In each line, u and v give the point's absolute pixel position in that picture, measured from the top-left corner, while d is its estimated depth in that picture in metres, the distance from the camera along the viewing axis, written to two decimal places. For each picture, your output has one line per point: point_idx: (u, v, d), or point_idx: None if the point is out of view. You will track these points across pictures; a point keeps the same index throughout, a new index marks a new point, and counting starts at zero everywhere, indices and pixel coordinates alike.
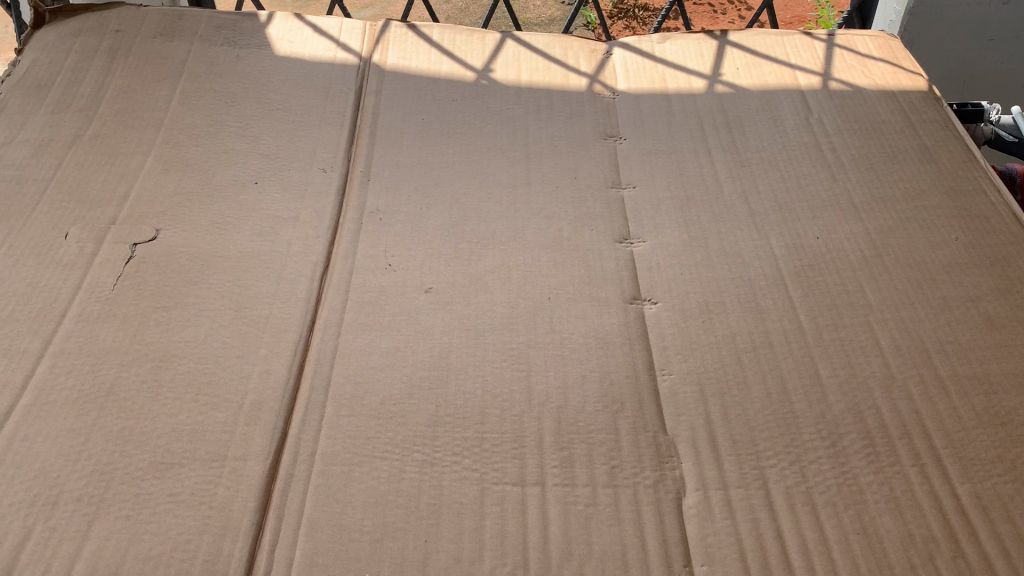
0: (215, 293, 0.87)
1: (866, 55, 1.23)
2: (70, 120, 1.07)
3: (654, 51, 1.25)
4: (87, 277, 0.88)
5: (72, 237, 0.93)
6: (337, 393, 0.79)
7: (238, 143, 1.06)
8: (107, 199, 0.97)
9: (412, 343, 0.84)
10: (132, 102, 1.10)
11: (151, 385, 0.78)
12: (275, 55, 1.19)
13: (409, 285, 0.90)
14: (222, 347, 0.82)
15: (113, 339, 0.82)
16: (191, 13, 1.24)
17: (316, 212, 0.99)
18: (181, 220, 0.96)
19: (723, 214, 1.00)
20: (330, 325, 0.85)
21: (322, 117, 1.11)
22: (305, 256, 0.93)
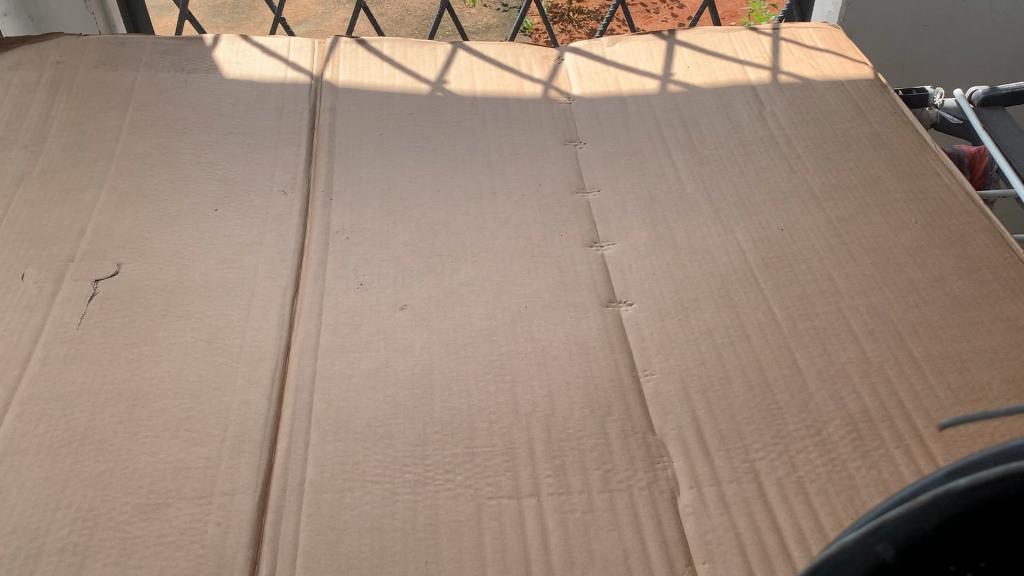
0: (185, 326, 0.85)
1: (812, 47, 1.26)
2: (17, 157, 1.04)
3: (605, 54, 1.25)
4: (50, 318, 0.86)
5: (30, 277, 0.90)
6: (321, 418, 0.78)
7: (195, 171, 1.04)
8: (63, 236, 0.95)
9: (392, 362, 0.83)
10: (80, 135, 1.07)
11: (127, 425, 0.76)
12: (225, 78, 1.17)
13: (383, 303, 0.90)
14: (197, 380, 0.80)
15: (83, 380, 0.80)
16: (133, 40, 1.21)
17: (281, 235, 0.97)
18: (142, 253, 0.93)
19: (688, 212, 1.01)
20: (306, 350, 0.84)
21: (278, 139, 1.09)
22: (274, 281, 0.91)
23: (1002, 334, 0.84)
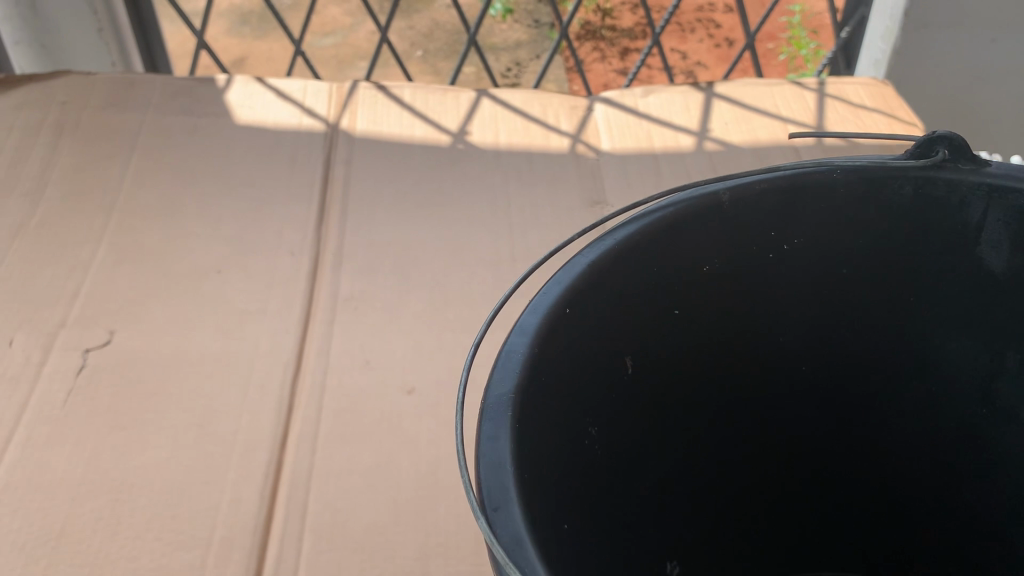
0: (177, 407, 0.80)
1: (860, 105, 1.18)
2: (15, 207, 0.99)
3: (637, 106, 1.19)
4: (34, 393, 0.80)
5: (18, 344, 0.84)
6: (316, 522, 0.71)
7: (200, 227, 0.99)
8: (55, 297, 0.90)
9: (396, 456, 0.77)
10: (83, 183, 1.03)
11: (107, 522, 0.70)
12: (236, 124, 1.12)
13: (390, 385, 0.83)
14: (186, 471, 0.75)
15: (65, 467, 0.74)
16: (143, 79, 1.17)
17: (286, 303, 0.91)
18: (138, 319, 0.88)
19: None
20: (305, 438, 0.78)
21: (289, 192, 1.04)
22: (275, 356, 0.86)
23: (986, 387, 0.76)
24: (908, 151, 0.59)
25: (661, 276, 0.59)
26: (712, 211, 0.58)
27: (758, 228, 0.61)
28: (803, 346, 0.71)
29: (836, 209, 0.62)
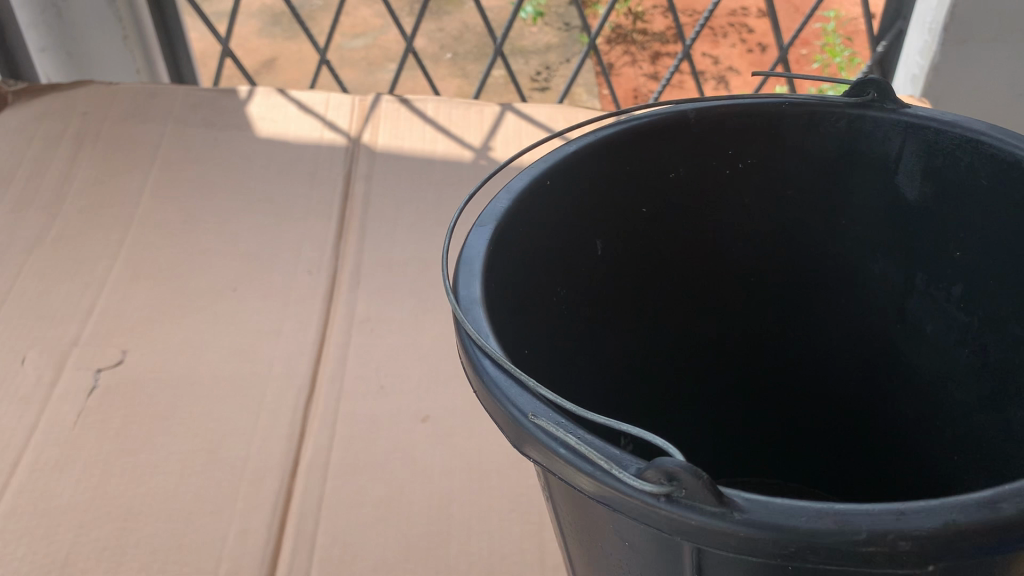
0: (188, 431, 0.78)
1: None
2: (33, 220, 0.99)
3: None
4: (45, 414, 0.79)
5: (30, 362, 0.83)
6: (324, 557, 0.70)
7: (217, 244, 0.98)
8: (69, 314, 0.89)
9: (408, 489, 0.75)
10: (101, 197, 1.02)
11: (112, 552, 0.69)
12: (256, 137, 1.11)
13: (404, 413, 0.82)
14: (194, 500, 0.73)
15: (72, 493, 0.73)
16: (164, 89, 1.17)
17: (300, 324, 0.90)
18: (151, 338, 0.87)
19: None
20: (315, 468, 0.76)
21: (308, 208, 1.02)
22: (288, 379, 0.84)
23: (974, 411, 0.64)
24: (839, 95, 0.55)
25: (613, 197, 0.56)
26: (674, 131, 0.55)
27: (741, 149, 0.58)
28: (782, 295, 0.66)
29: (795, 146, 0.58)
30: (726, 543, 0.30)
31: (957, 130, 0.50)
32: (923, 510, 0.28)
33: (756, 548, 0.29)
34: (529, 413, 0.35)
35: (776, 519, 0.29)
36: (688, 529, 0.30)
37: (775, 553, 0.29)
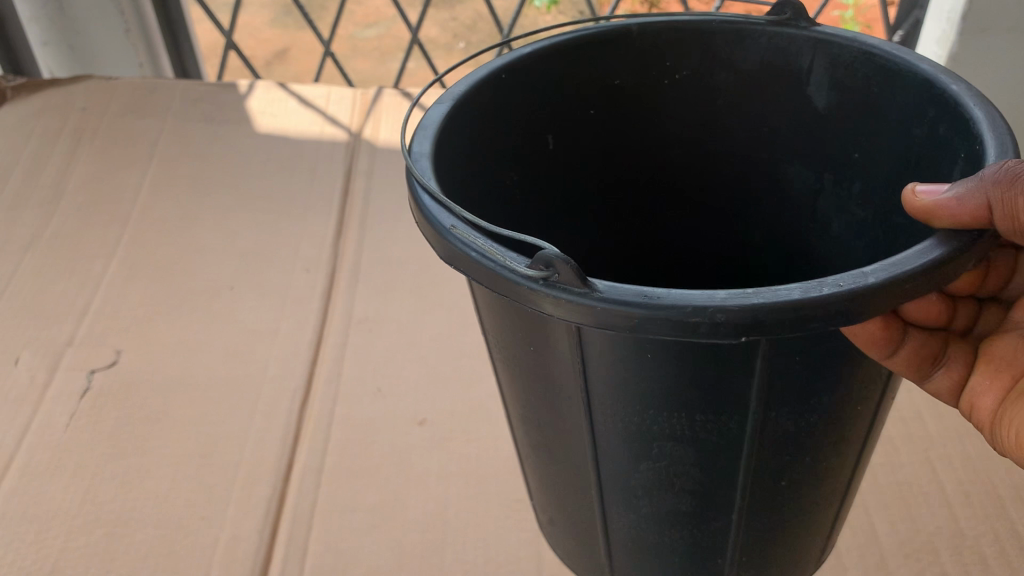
0: (181, 434, 0.77)
1: None
2: (29, 218, 0.98)
3: None
4: (37, 416, 0.78)
5: (23, 362, 0.82)
6: (316, 565, 0.68)
7: (215, 242, 0.97)
8: (65, 314, 0.88)
9: (402, 495, 0.73)
10: (100, 194, 1.01)
11: (100, 559, 0.67)
12: (256, 131, 1.10)
13: (401, 416, 0.80)
14: (185, 505, 0.72)
15: (62, 497, 0.72)
16: (164, 85, 1.17)
17: (298, 323, 0.88)
18: (146, 338, 0.86)
19: None
20: (309, 473, 0.75)
21: (307, 205, 1.01)
22: (284, 381, 0.83)
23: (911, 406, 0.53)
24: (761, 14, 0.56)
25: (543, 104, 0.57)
26: (616, 44, 0.57)
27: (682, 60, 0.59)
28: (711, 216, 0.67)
29: (719, 61, 0.59)
30: (596, 319, 0.35)
31: (857, 45, 0.52)
32: (757, 293, 0.34)
33: (612, 319, 0.35)
34: (445, 220, 0.40)
35: (627, 298, 0.35)
36: (565, 308, 0.36)
37: (630, 325, 0.35)
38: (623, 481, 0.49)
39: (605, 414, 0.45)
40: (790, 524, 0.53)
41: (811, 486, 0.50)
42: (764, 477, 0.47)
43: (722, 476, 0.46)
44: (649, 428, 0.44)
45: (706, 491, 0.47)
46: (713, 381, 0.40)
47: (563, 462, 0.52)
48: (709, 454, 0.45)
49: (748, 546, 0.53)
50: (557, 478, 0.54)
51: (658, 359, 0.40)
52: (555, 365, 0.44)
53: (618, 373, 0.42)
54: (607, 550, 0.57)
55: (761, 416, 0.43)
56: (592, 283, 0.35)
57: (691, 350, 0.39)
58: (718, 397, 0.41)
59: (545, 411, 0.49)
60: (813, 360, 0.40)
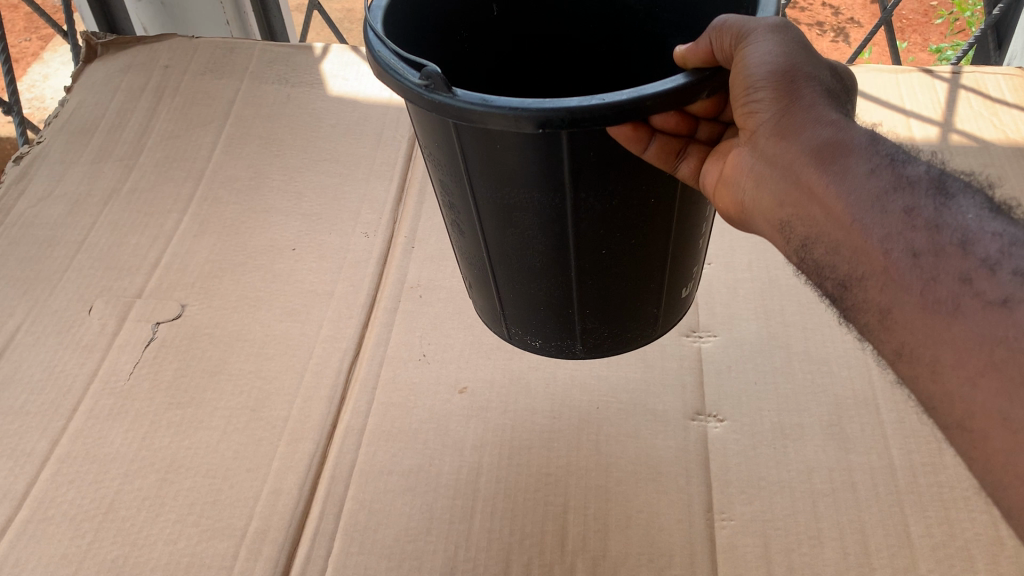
0: (235, 388, 0.81)
1: (998, 99, 1.09)
2: (110, 171, 1.03)
3: None
4: (105, 363, 0.83)
5: (96, 311, 0.87)
6: (350, 523, 0.71)
7: (279, 201, 1.00)
8: (137, 266, 0.92)
9: (438, 460, 0.75)
10: (175, 150, 1.06)
11: (152, 502, 0.72)
12: (327, 95, 1.14)
13: (443, 383, 0.82)
14: (233, 457, 0.75)
15: (122, 441, 0.76)
16: (243, 46, 1.21)
17: (352, 286, 0.91)
18: (209, 294, 0.89)
19: (809, 303, 0.88)
20: (351, 433, 0.78)
21: (371, 170, 1.04)
22: (335, 341, 0.85)
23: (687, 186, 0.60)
24: None
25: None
26: None
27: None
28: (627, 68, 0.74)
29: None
30: (457, 115, 0.49)
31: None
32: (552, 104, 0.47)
33: (467, 116, 0.49)
34: (376, 47, 0.54)
35: (474, 101, 0.48)
36: (436, 106, 0.49)
37: (474, 121, 0.49)
38: (503, 247, 0.64)
39: (481, 195, 0.59)
40: (623, 284, 0.67)
41: (632, 260, 0.64)
42: (586, 246, 0.61)
43: (557, 240, 0.61)
44: (503, 201, 0.58)
45: (551, 251, 0.62)
46: (540, 171, 0.54)
47: (461, 232, 0.67)
48: (549, 222, 0.59)
49: (590, 299, 0.68)
50: (459, 239, 0.69)
51: (502, 151, 0.53)
52: (445, 152, 0.58)
53: (477, 161, 0.55)
54: (504, 301, 0.73)
55: (574, 196, 0.56)
56: (454, 90, 0.49)
57: (522, 149, 0.52)
58: (544, 181, 0.55)
59: (448, 193, 0.63)
60: (608, 159, 0.54)
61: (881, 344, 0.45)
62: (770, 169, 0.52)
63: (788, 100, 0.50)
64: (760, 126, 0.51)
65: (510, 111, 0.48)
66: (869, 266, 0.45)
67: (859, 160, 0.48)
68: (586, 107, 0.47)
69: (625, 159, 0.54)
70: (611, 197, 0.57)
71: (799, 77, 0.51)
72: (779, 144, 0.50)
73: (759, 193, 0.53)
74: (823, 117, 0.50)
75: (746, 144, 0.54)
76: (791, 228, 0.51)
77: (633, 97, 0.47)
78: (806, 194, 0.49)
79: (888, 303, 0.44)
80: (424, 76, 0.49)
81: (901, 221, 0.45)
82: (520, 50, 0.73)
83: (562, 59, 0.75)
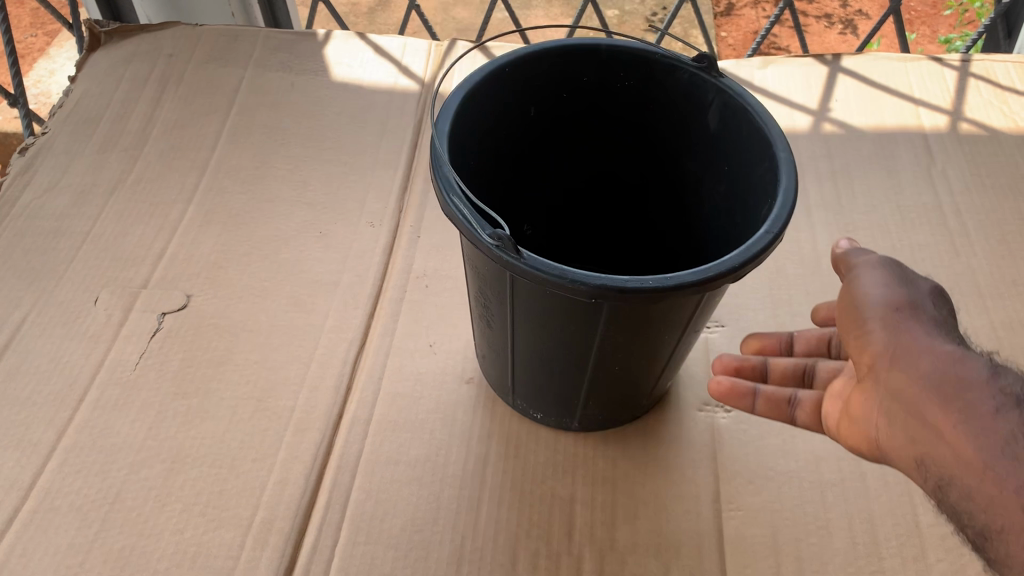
0: (240, 378, 0.81)
1: (1006, 88, 1.08)
2: (115, 161, 1.02)
3: (754, 78, 1.13)
4: (111, 353, 0.83)
5: (102, 301, 0.87)
6: (357, 513, 0.71)
7: (285, 191, 0.99)
8: (142, 256, 0.92)
9: (445, 450, 0.75)
10: (180, 140, 1.05)
11: (158, 493, 0.72)
12: (332, 82, 1.14)
13: (449, 373, 0.82)
14: (239, 447, 0.75)
15: (128, 432, 0.76)
16: (247, 33, 1.20)
17: (358, 275, 0.90)
18: (215, 284, 0.89)
19: (817, 293, 0.87)
20: (357, 423, 0.77)
21: (377, 160, 1.03)
22: (341, 331, 0.85)
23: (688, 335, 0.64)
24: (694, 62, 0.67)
25: (522, 104, 0.71)
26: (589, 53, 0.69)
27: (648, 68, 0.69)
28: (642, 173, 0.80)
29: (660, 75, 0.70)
30: (524, 273, 0.52)
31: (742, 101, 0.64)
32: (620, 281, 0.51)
33: (529, 276, 0.52)
34: (448, 188, 0.55)
35: (540, 267, 0.51)
36: (505, 264, 0.52)
37: (538, 281, 0.52)
38: (525, 361, 0.68)
39: (512, 316, 0.62)
40: (606, 421, 0.75)
41: (636, 376, 0.68)
42: (606, 362, 0.64)
43: (577, 354, 0.63)
44: (530, 320, 0.61)
45: (569, 369, 0.66)
46: (574, 311, 0.57)
47: (490, 325, 0.68)
48: (570, 351, 0.63)
49: (594, 403, 0.71)
50: (481, 337, 0.73)
51: (546, 297, 0.56)
52: (487, 279, 0.60)
53: (520, 293, 0.58)
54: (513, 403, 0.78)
55: (602, 337, 0.60)
56: (523, 252, 0.51)
57: (565, 300, 0.55)
58: (581, 317, 0.57)
59: (481, 293, 0.64)
60: (640, 316, 0.56)
61: (989, 550, 0.46)
62: (893, 406, 0.53)
63: (898, 329, 0.53)
64: (881, 367, 0.54)
65: (572, 283, 0.51)
66: (979, 480, 0.46)
67: (978, 395, 0.47)
68: (640, 288, 0.51)
69: (651, 319, 0.57)
70: (637, 339, 0.60)
71: (908, 312, 0.54)
72: (896, 381, 0.52)
73: (889, 430, 0.54)
74: (935, 345, 0.51)
75: (870, 388, 0.56)
76: (922, 468, 0.50)
77: (674, 282, 0.51)
78: (931, 432, 0.49)
79: (1000, 490, 0.45)
80: (496, 236, 0.51)
81: (1004, 441, 0.45)
82: (557, 132, 0.77)
83: (589, 155, 0.81)
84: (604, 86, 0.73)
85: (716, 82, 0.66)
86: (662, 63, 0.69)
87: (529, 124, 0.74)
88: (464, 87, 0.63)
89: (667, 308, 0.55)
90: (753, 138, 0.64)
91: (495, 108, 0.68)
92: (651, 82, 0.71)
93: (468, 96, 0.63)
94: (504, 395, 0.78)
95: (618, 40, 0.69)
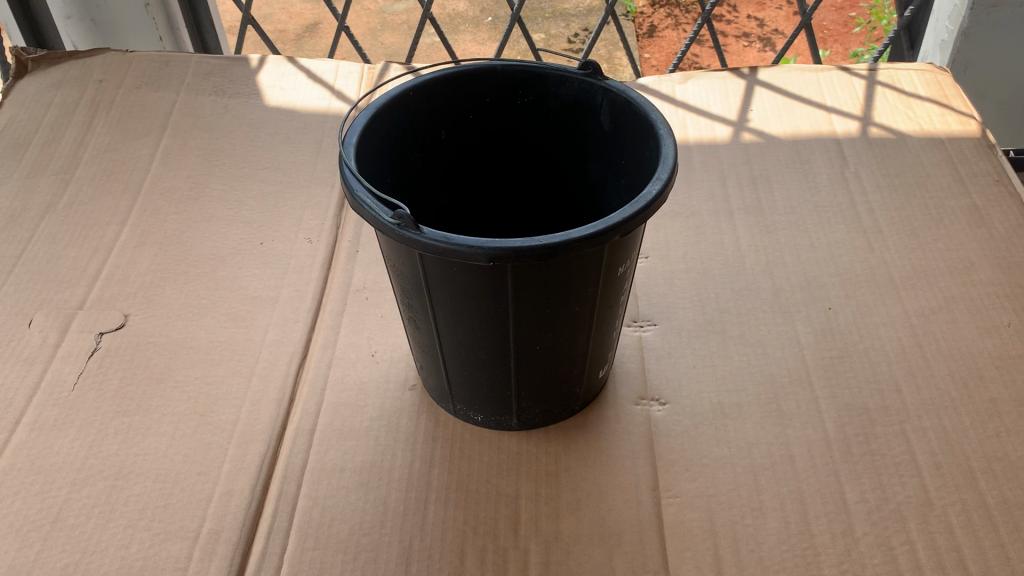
0: (182, 394, 0.81)
1: (911, 93, 1.15)
2: (45, 185, 1.01)
3: (675, 93, 1.18)
4: (47, 375, 0.82)
5: (36, 324, 0.86)
6: (304, 520, 0.71)
7: (221, 210, 1.00)
8: (77, 278, 0.91)
9: (389, 454, 0.77)
10: (113, 163, 1.05)
11: (102, 509, 0.71)
12: (266, 105, 1.15)
13: (392, 382, 0.84)
14: (183, 461, 0.75)
15: (68, 452, 0.76)
16: (178, 59, 1.21)
17: (297, 290, 0.91)
18: (152, 303, 0.89)
19: (742, 289, 0.91)
20: (302, 433, 0.78)
21: (312, 177, 1.05)
22: (281, 345, 0.86)
23: (600, 308, 0.68)
24: (577, 69, 0.72)
25: (433, 126, 0.75)
26: (484, 76, 0.74)
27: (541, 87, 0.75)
28: (559, 195, 0.84)
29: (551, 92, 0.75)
30: (425, 248, 0.56)
31: (626, 96, 0.69)
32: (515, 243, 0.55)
33: (432, 250, 0.56)
34: (354, 186, 0.60)
35: (438, 239, 0.55)
36: (409, 241, 0.56)
37: (441, 255, 0.56)
38: (458, 358, 0.71)
39: (436, 302, 0.66)
40: (539, 410, 0.77)
41: (561, 358, 0.71)
42: (524, 342, 0.68)
43: (497, 335, 0.67)
44: (454, 306, 0.65)
45: (496, 353, 0.69)
46: (485, 283, 0.61)
47: (417, 325, 0.71)
48: (492, 328, 0.66)
49: (526, 392, 0.74)
50: (413, 343, 0.76)
51: (458, 272, 0.60)
52: (407, 267, 0.64)
53: (435, 274, 0.62)
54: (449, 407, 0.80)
55: (516, 307, 0.63)
56: (421, 227, 0.56)
57: (474, 271, 0.59)
58: (492, 292, 0.62)
59: (405, 293, 0.68)
60: (546, 280, 0.61)
61: None
62: None
63: None
64: None
65: (467, 249, 0.55)
66: None
67: None
68: (532, 248, 0.55)
69: (558, 282, 0.61)
70: (544, 307, 0.64)
71: None
72: None
73: None
74: None
75: None
76: None
77: (563, 239, 0.55)
78: None
79: None
80: (397, 216, 0.56)
81: None
82: (475, 159, 0.81)
83: (505, 183, 0.84)
84: (506, 108, 0.77)
85: (603, 83, 0.71)
86: (553, 76, 0.73)
87: (441, 150, 0.77)
88: (372, 107, 0.67)
89: (569, 266, 0.60)
90: (643, 132, 0.68)
91: (406, 131, 0.72)
92: (548, 96, 0.75)
93: (374, 113, 0.67)
94: (444, 401, 0.80)
95: (512, 59, 0.73)
